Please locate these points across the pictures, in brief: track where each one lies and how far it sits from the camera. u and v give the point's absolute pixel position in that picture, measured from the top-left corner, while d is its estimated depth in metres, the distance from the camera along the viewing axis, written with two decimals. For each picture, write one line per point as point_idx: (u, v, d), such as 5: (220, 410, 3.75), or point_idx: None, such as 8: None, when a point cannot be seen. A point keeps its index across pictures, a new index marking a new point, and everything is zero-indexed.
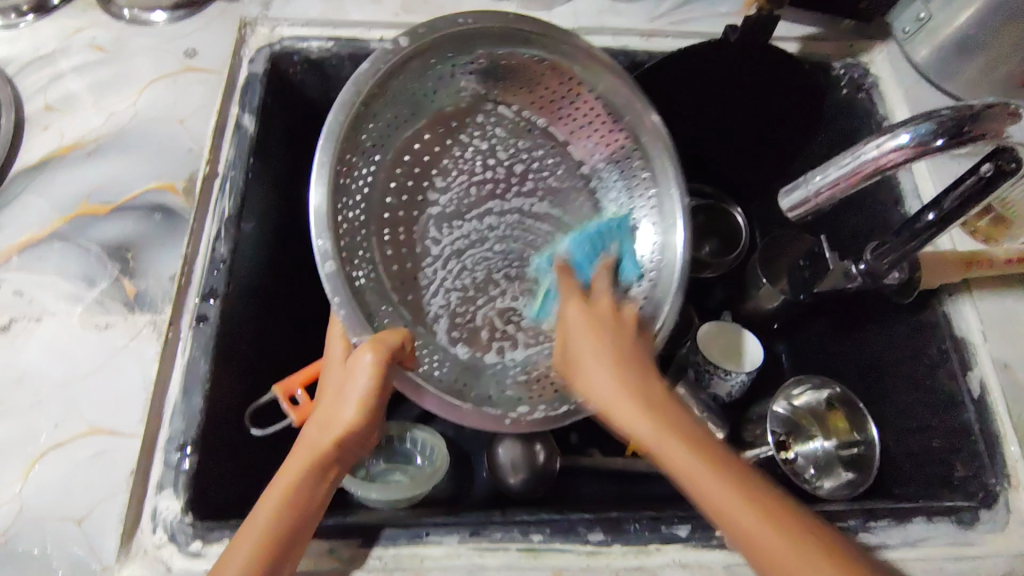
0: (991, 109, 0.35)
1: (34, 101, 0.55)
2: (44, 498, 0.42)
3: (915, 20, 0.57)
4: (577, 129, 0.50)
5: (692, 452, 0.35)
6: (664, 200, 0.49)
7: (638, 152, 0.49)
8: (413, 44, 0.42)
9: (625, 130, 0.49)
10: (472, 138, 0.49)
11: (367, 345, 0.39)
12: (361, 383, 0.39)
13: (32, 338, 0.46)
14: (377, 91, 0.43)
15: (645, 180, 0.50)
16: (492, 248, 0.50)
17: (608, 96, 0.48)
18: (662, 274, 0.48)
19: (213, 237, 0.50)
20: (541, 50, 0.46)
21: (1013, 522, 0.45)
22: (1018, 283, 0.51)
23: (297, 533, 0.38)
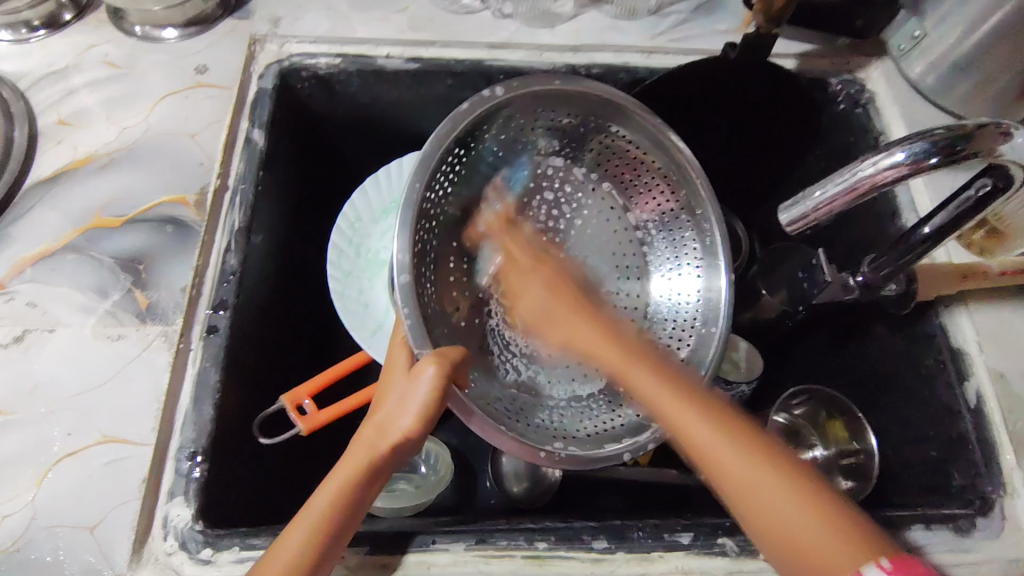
0: (982, 128, 0.36)
1: (47, 116, 0.56)
2: (57, 506, 0.42)
3: (909, 37, 0.58)
4: (639, 195, 0.54)
5: (715, 431, 0.39)
6: (711, 262, 0.51)
7: (690, 223, 0.52)
8: (508, 91, 0.46)
9: (681, 201, 0.52)
10: (537, 185, 0.53)
11: (431, 359, 0.41)
12: (423, 396, 0.41)
13: (46, 348, 0.47)
14: (467, 134, 0.47)
15: (694, 252, 0.52)
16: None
17: (671, 160, 0.51)
18: (696, 339, 0.51)
19: (223, 250, 0.51)
20: (622, 116, 0.50)
21: (1008, 529, 0.46)
22: (1011, 295, 0.52)
23: (339, 535, 0.38)
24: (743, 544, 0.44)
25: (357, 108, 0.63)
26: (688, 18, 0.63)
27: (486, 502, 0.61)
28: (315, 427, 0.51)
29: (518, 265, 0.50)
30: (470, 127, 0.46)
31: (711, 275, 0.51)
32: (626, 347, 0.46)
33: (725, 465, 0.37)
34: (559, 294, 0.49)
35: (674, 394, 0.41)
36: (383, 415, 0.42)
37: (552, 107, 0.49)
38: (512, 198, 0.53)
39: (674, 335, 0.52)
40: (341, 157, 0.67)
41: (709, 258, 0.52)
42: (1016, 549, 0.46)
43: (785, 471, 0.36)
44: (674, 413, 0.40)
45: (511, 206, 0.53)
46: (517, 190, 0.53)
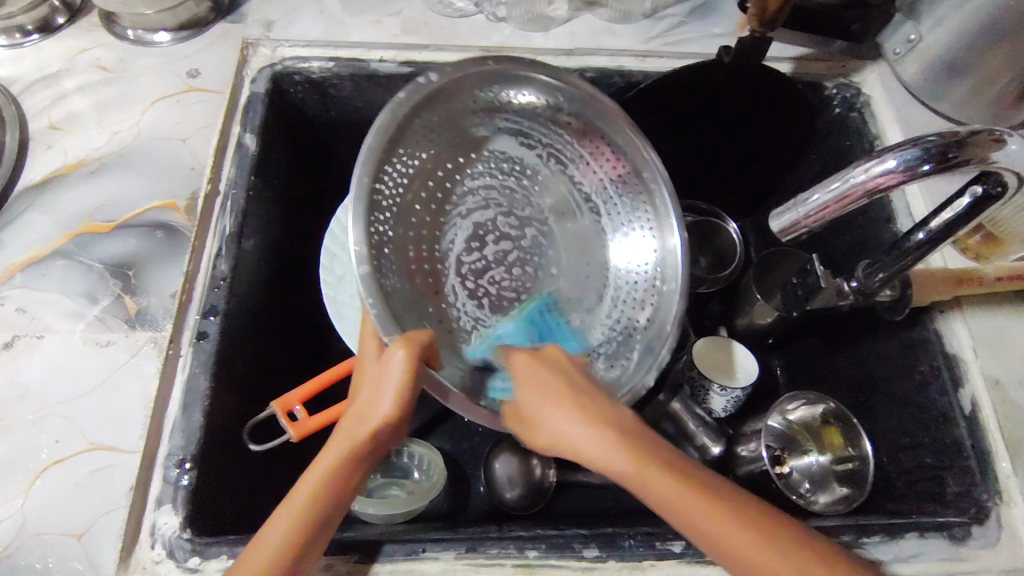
0: (976, 135, 0.36)
1: (38, 120, 0.56)
2: (44, 514, 0.42)
3: (905, 41, 0.58)
4: (592, 160, 0.51)
5: (708, 503, 0.35)
6: (660, 221, 0.49)
7: (641, 184, 0.50)
8: (443, 76, 0.44)
9: (626, 164, 0.50)
10: (500, 168, 0.51)
11: (400, 342, 0.39)
12: (395, 382, 0.39)
13: (34, 354, 0.47)
14: (409, 120, 0.44)
15: (644, 211, 0.50)
16: (508, 271, 0.50)
17: (610, 128, 0.49)
18: (661, 300, 0.48)
19: (214, 254, 0.51)
20: (556, 87, 0.48)
21: (1004, 537, 0.46)
22: (1008, 301, 0.52)
23: (325, 520, 0.38)
24: None
25: (350, 112, 0.62)
26: (683, 22, 0.62)
27: (479, 508, 0.60)
28: (306, 433, 0.51)
29: (535, 375, 0.41)
30: (405, 118, 0.44)
31: (666, 235, 0.49)
32: (590, 415, 0.39)
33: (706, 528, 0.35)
34: (544, 381, 0.41)
35: (612, 442, 0.37)
36: (359, 403, 0.41)
37: (497, 88, 0.48)
38: (477, 181, 0.50)
39: (634, 304, 0.49)
40: (334, 160, 0.67)
41: (660, 216, 0.49)
42: (1013, 558, 0.45)
43: (767, 523, 0.35)
44: (659, 486, 0.35)
45: (476, 188, 0.50)
46: (485, 171, 0.50)
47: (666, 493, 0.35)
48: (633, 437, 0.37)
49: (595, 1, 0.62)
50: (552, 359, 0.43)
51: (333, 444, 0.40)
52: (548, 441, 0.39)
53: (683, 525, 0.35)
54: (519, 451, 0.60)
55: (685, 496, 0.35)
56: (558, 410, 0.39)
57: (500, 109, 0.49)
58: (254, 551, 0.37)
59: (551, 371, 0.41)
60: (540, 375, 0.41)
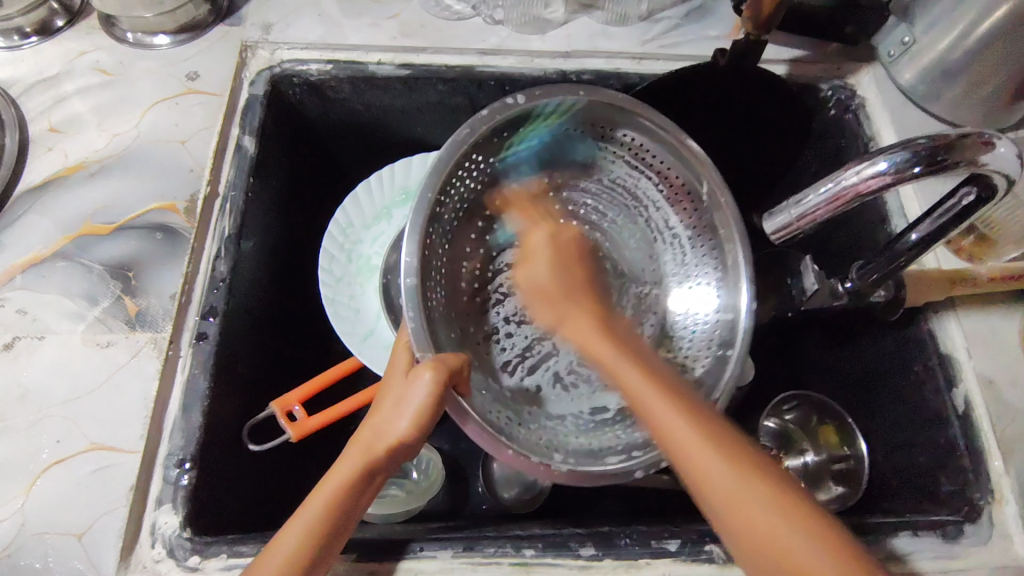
0: (966, 138, 0.36)
1: (38, 123, 0.56)
2: (45, 513, 0.42)
3: (899, 43, 0.59)
4: (673, 202, 0.50)
5: (695, 429, 0.38)
6: (725, 277, 0.48)
7: (714, 240, 0.49)
8: (531, 99, 0.43)
9: (702, 217, 0.49)
10: (562, 199, 0.52)
11: (428, 364, 0.39)
12: (419, 402, 0.39)
13: (35, 355, 0.47)
14: (484, 139, 0.44)
15: (711, 263, 0.50)
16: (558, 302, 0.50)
17: (700, 179, 0.47)
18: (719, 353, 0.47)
19: (213, 256, 0.51)
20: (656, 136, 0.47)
21: (996, 535, 0.46)
22: (1002, 300, 0.52)
23: (333, 540, 0.38)
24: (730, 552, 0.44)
25: (348, 114, 0.63)
26: (679, 24, 0.63)
27: (478, 507, 0.60)
28: (303, 434, 0.51)
29: (537, 251, 0.50)
30: (486, 134, 0.44)
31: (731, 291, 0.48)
32: (585, 309, 0.48)
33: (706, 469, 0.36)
34: (570, 269, 0.50)
35: (633, 365, 0.43)
36: (379, 417, 0.41)
37: (585, 120, 0.47)
38: (539, 208, 0.51)
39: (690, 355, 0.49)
40: (332, 162, 0.67)
41: (727, 281, 0.48)
42: (1005, 555, 0.46)
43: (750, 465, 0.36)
44: (653, 404, 0.40)
45: (540, 212, 0.51)
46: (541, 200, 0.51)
47: (669, 423, 0.39)
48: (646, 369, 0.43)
49: (592, 4, 0.63)
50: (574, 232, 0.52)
51: (349, 457, 0.40)
52: (555, 322, 0.49)
53: (658, 434, 0.39)
54: None
55: (674, 419, 0.39)
56: (584, 323, 0.47)
57: (586, 141, 0.49)
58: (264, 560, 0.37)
59: (571, 261, 0.51)
60: (574, 256, 0.51)
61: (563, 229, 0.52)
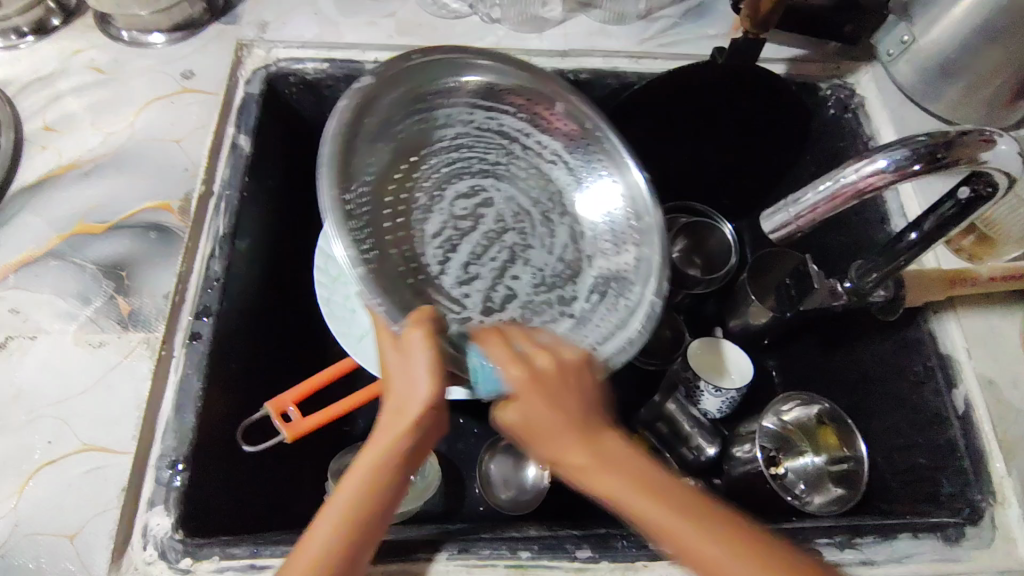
0: (966, 136, 0.36)
1: (33, 122, 0.56)
2: (37, 514, 0.42)
3: (898, 42, 0.58)
4: (544, 125, 0.54)
5: (673, 507, 0.33)
6: (612, 161, 0.54)
7: (588, 141, 0.54)
8: (376, 78, 0.48)
9: (571, 123, 0.54)
10: (453, 160, 0.54)
11: (416, 330, 0.40)
12: (427, 364, 0.39)
13: (27, 355, 0.47)
14: (356, 123, 0.47)
15: (597, 161, 0.54)
16: (491, 261, 0.52)
17: (553, 93, 0.53)
18: (644, 228, 0.52)
19: (207, 255, 0.51)
20: (492, 74, 0.52)
21: (999, 538, 0.45)
22: (1003, 300, 0.52)
23: (376, 518, 0.36)
24: None
25: None
26: (677, 23, 0.62)
27: (474, 508, 0.59)
28: (298, 435, 0.51)
29: (540, 376, 0.39)
30: (351, 126, 0.46)
31: (625, 174, 0.53)
32: (575, 425, 0.37)
33: (686, 546, 0.32)
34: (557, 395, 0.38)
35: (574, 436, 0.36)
36: (392, 396, 0.39)
37: (433, 83, 0.51)
38: (433, 173, 0.53)
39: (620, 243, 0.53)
40: None
41: (619, 168, 0.53)
42: (1009, 559, 0.45)
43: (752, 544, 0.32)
44: (612, 486, 0.34)
45: (435, 178, 0.53)
46: (432, 164, 0.53)
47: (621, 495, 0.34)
48: (597, 431, 0.37)
49: (590, 2, 0.62)
50: (570, 349, 0.42)
51: (375, 440, 0.38)
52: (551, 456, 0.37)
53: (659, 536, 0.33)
54: (513, 453, 0.60)
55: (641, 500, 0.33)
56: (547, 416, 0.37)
57: (435, 103, 0.52)
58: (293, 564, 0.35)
59: (559, 388, 0.39)
60: (568, 376, 0.39)
61: (536, 356, 0.40)
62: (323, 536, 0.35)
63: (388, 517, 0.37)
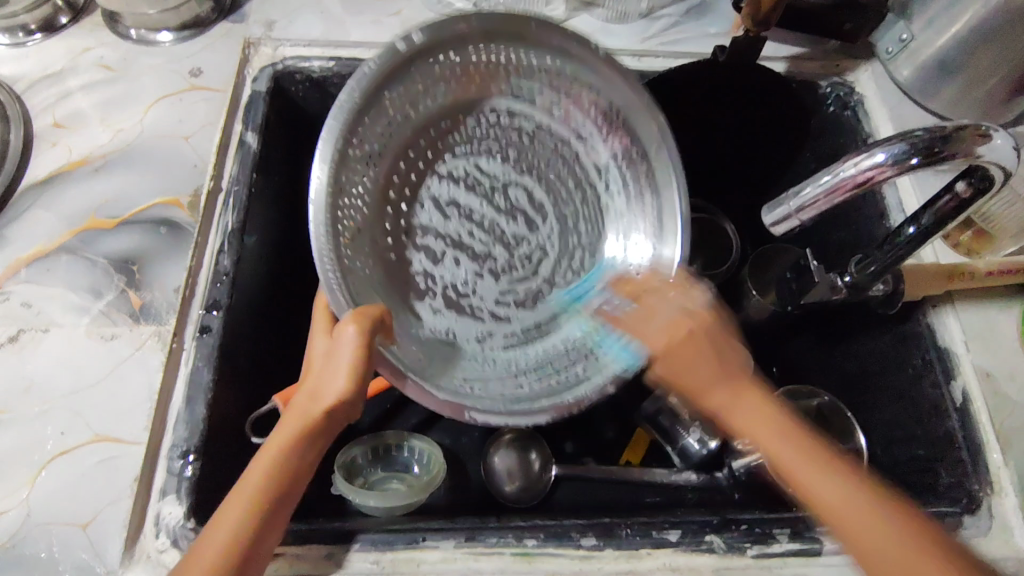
0: (963, 130, 0.37)
1: (43, 118, 0.56)
2: (50, 503, 0.43)
3: (897, 40, 0.59)
4: (607, 135, 0.54)
5: (798, 447, 0.37)
6: (661, 229, 0.52)
7: (647, 177, 0.53)
8: (426, 38, 0.46)
9: (632, 144, 0.53)
10: (499, 142, 0.56)
11: (351, 318, 0.41)
12: (348, 355, 0.40)
13: (39, 348, 0.47)
14: (395, 76, 0.47)
15: (648, 208, 0.53)
16: (489, 245, 0.56)
17: (637, 114, 0.50)
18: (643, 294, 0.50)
19: (216, 250, 0.51)
20: (573, 65, 0.50)
21: (996, 527, 0.46)
22: (1000, 294, 0.53)
23: (277, 508, 0.38)
24: (731, 541, 0.44)
25: None
26: (679, 21, 0.63)
27: (479, 501, 0.60)
28: None
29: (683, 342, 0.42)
30: (398, 70, 0.47)
31: (665, 241, 0.51)
32: (720, 376, 0.40)
33: (800, 478, 0.37)
34: (724, 355, 0.42)
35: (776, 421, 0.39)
36: (312, 381, 0.41)
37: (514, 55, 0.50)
38: (472, 146, 0.56)
39: (612, 299, 0.52)
40: None
41: (663, 226, 0.51)
42: (1006, 547, 0.46)
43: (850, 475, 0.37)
44: (780, 448, 0.38)
45: (472, 150, 0.56)
46: (474, 134, 0.55)
47: (787, 458, 0.37)
48: (748, 385, 0.41)
49: (593, 1, 0.63)
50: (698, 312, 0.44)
51: (285, 423, 0.40)
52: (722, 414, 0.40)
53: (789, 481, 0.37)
54: (517, 446, 0.61)
55: (819, 472, 0.37)
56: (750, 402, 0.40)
57: (508, 79, 0.52)
58: (231, 501, 0.37)
59: (720, 349, 0.42)
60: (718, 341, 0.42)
61: (684, 316, 0.43)
62: (228, 526, 0.36)
63: (288, 505, 0.38)
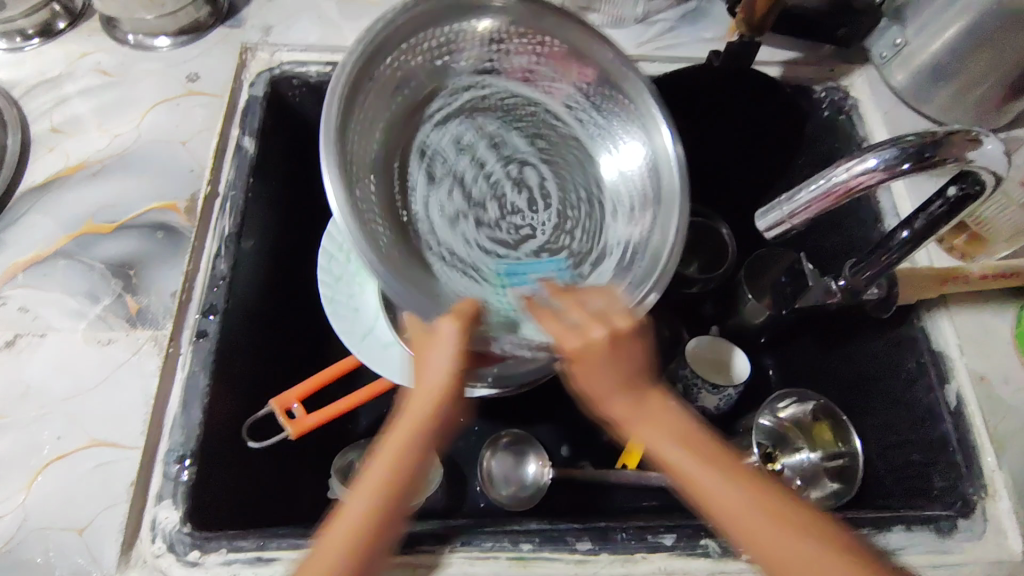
0: (953, 136, 0.37)
1: (40, 123, 0.57)
2: (47, 508, 0.43)
3: (891, 45, 0.59)
4: (561, 74, 0.50)
5: (704, 461, 0.38)
6: (645, 129, 0.49)
7: (616, 97, 0.50)
8: (379, 24, 0.43)
9: (594, 75, 0.50)
10: (468, 120, 0.52)
11: (448, 317, 0.41)
12: (450, 352, 0.40)
13: (36, 353, 0.47)
14: (356, 67, 0.42)
15: (627, 120, 0.50)
16: (512, 218, 0.53)
17: (579, 41, 0.48)
18: (662, 197, 0.47)
19: (214, 254, 0.52)
20: (510, 16, 0.47)
21: (990, 531, 0.46)
22: (992, 298, 0.53)
23: (401, 513, 0.38)
24: (725, 545, 0.44)
25: None
26: (674, 26, 0.64)
27: (476, 504, 0.60)
28: (303, 431, 0.52)
29: (590, 347, 0.39)
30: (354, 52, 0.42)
31: (654, 137, 0.48)
32: (622, 387, 0.40)
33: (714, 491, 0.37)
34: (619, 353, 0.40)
35: (689, 433, 0.39)
36: (420, 374, 0.41)
37: (446, 33, 0.48)
38: (440, 134, 0.51)
39: (640, 207, 0.50)
40: None
41: (647, 129, 0.49)
42: (1000, 551, 0.46)
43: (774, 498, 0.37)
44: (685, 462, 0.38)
45: (445, 137, 0.52)
46: (436, 122, 0.51)
47: (686, 465, 0.38)
48: (645, 395, 0.40)
49: (588, 7, 0.64)
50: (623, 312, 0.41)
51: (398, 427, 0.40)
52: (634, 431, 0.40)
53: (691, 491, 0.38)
54: (514, 450, 0.62)
55: (710, 476, 0.37)
56: (665, 424, 0.39)
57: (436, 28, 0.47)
58: (349, 512, 0.37)
59: (626, 359, 0.40)
60: (620, 352, 0.40)
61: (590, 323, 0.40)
62: (350, 524, 0.37)
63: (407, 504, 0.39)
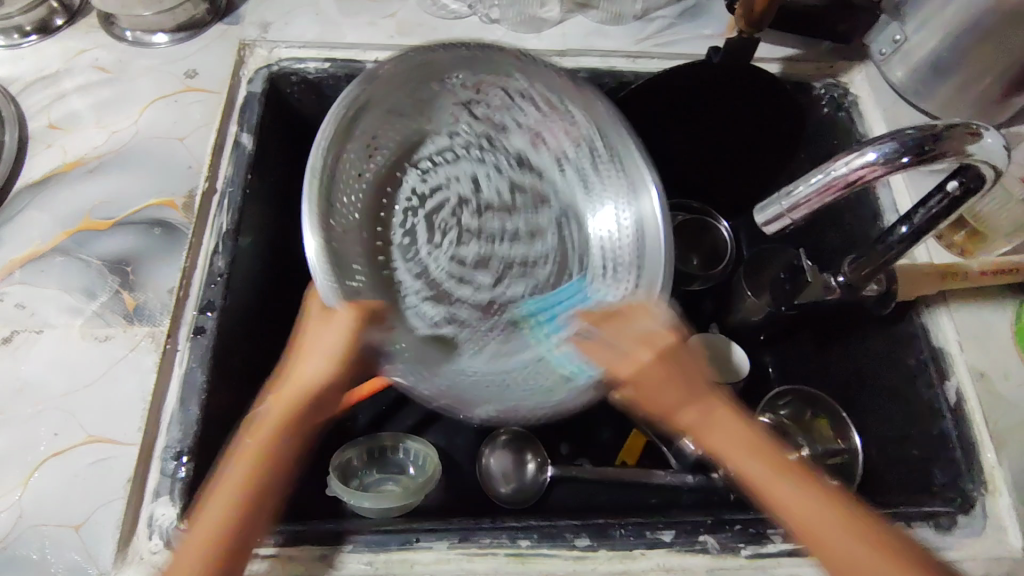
0: (952, 129, 0.37)
1: (38, 119, 0.56)
2: (43, 505, 0.42)
3: (891, 42, 0.59)
4: (550, 130, 0.54)
5: (770, 465, 0.39)
6: (634, 187, 0.49)
7: (603, 153, 0.51)
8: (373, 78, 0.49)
9: (580, 131, 0.52)
10: (467, 160, 0.58)
11: (348, 308, 0.48)
12: (326, 347, 0.47)
13: (33, 349, 0.47)
14: (354, 118, 0.50)
15: (611, 176, 0.52)
16: (487, 254, 0.58)
17: (566, 98, 0.50)
18: (646, 260, 0.48)
19: (210, 251, 0.51)
20: (506, 69, 0.51)
21: (989, 527, 0.46)
22: (991, 294, 0.53)
23: (259, 507, 0.40)
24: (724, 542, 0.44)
25: None
26: (673, 23, 0.63)
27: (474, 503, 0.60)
28: None
29: (647, 372, 0.43)
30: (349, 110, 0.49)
31: (643, 200, 0.48)
32: (688, 397, 0.42)
33: (781, 496, 0.38)
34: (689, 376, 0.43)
35: (757, 440, 0.41)
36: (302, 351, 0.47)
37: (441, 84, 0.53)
38: (439, 174, 0.58)
39: (621, 270, 0.51)
40: None
41: (633, 188, 0.49)
42: (999, 547, 0.46)
43: (792, 471, 0.39)
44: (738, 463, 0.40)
45: (441, 179, 0.58)
46: (437, 161, 0.58)
47: (753, 472, 0.39)
48: (712, 406, 0.42)
49: (586, 3, 0.63)
50: (667, 331, 0.45)
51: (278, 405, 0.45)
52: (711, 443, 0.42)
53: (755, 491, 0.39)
54: (513, 448, 0.61)
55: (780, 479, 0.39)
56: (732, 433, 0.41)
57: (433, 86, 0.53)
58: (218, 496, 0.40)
59: (682, 370, 0.43)
60: (664, 369, 0.43)
61: (637, 350, 0.44)
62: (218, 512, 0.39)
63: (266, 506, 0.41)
